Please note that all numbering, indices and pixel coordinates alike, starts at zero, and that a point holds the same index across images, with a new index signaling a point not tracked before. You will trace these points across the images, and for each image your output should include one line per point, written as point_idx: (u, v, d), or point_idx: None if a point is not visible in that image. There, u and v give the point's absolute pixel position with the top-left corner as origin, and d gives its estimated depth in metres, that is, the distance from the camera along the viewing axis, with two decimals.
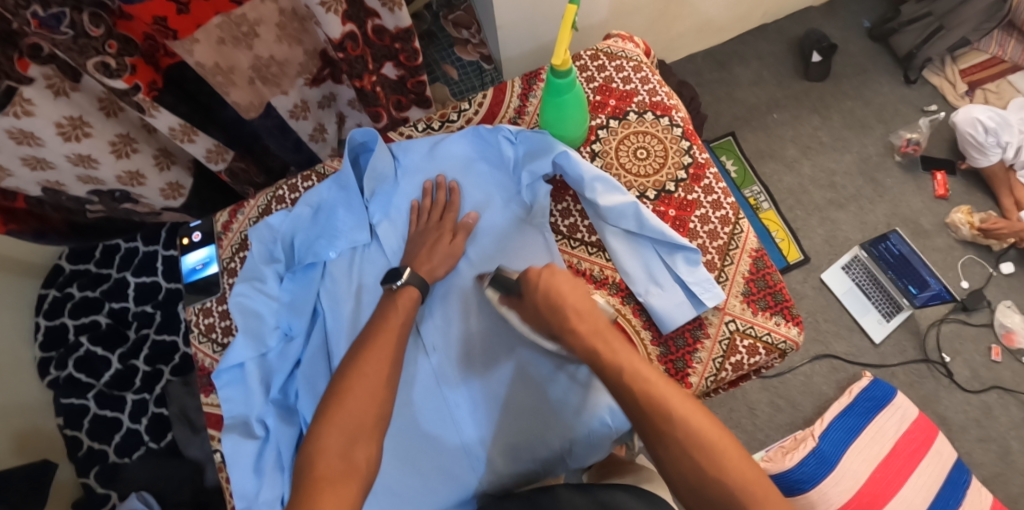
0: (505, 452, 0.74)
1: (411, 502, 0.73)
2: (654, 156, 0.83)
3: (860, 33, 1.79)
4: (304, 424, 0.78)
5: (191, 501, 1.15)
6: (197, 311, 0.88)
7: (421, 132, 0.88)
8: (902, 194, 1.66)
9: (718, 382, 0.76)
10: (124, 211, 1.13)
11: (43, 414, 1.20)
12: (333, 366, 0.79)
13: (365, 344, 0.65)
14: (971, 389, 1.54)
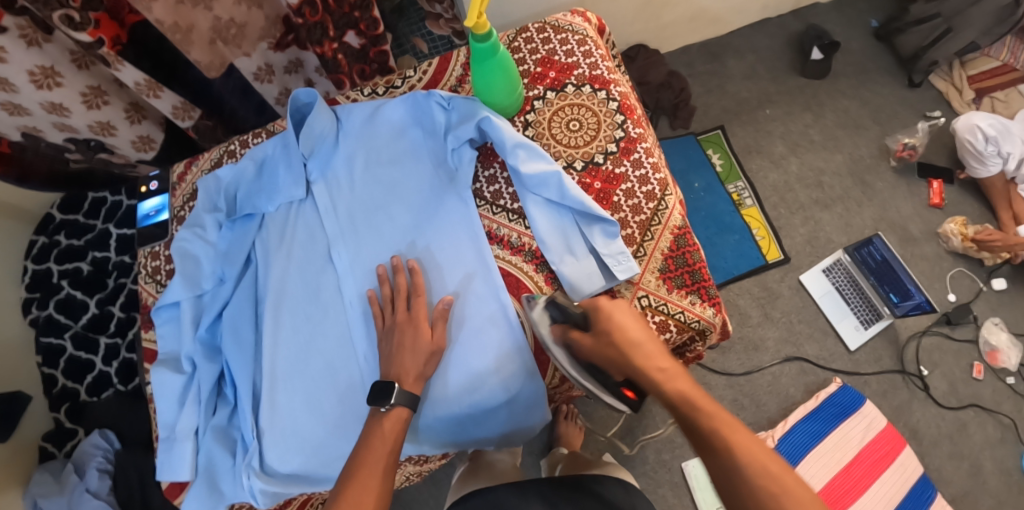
0: None
1: (312, 443, 0.76)
2: (587, 128, 0.83)
3: (866, 32, 1.75)
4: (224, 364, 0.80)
5: (148, 441, 1.21)
6: (148, 254, 0.93)
7: (366, 96, 0.90)
8: (892, 198, 1.61)
9: None
10: (102, 161, 1.19)
11: (22, 350, 1.28)
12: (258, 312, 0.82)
13: (359, 459, 0.66)
14: (947, 404, 1.48)
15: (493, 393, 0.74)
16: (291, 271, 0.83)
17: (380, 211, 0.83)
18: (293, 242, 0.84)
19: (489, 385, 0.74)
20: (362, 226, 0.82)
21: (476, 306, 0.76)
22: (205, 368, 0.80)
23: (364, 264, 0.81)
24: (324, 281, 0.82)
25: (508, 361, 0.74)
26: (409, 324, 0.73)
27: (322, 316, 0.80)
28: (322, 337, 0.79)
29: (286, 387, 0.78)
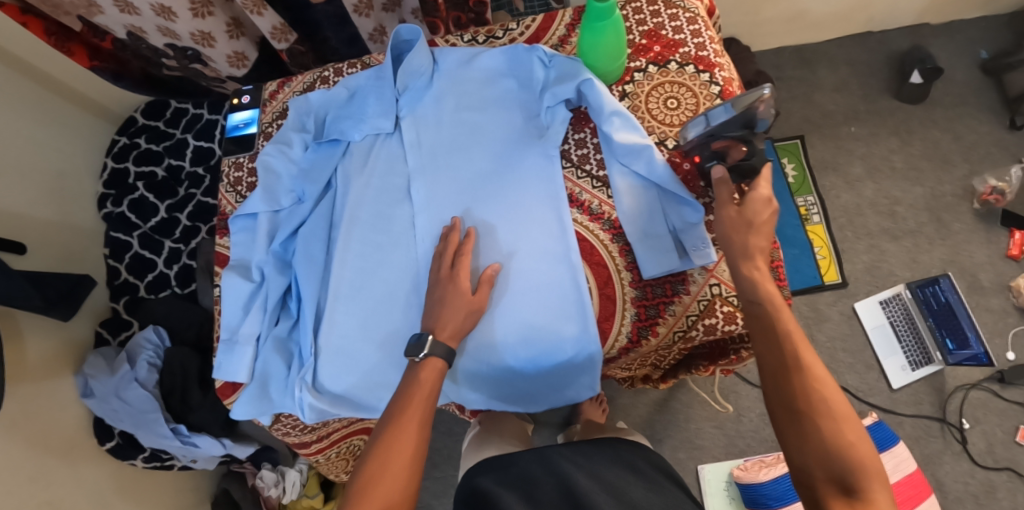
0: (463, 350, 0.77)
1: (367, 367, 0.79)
2: (684, 108, 0.82)
3: (973, 62, 1.64)
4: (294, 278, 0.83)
5: (193, 341, 1.26)
6: (232, 164, 0.96)
7: (465, 43, 0.90)
8: (966, 242, 1.54)
9: (686, 338, 0.77)
10: (194, 72, 1.23)
11: (93, 239, 1.34)
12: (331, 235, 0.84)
13: (399, 408, 0.66)
14: (982, 463, 1.43)
15: (548, 349, 0.75)
16: (368, 198, 0.85)
17: (463, 154, 0.84)
18: (373, 171, 0.86)
19: (545, 340, 0.75)
20: (443, 167, 0.83)
21: (542, 262, 0.77)
22: (274, 279, 0.83)
23: (439, 202, 0.82)
24: (398, 213, 0.84)
25: (569, 321, 0.75)
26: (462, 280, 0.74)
27: (392, 248, 0.83)
28: (390, 268, 0.82)
29: (349, 309, 0.81)
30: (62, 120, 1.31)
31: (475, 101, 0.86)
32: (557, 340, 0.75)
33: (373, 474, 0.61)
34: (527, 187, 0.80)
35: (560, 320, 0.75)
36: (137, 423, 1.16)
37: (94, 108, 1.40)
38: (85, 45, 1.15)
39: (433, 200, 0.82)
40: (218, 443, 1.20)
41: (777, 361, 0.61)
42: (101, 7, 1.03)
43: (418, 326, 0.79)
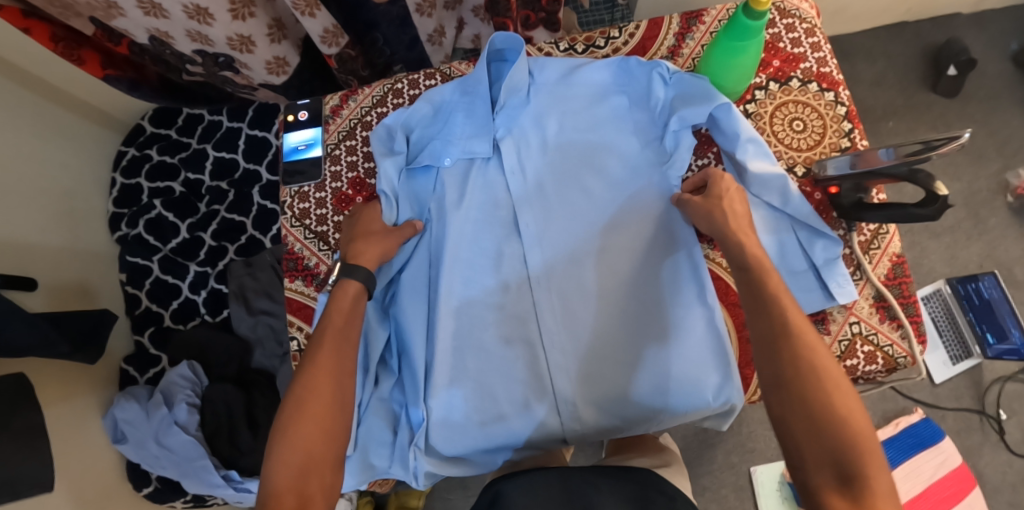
0: (592, 402, 0.72)
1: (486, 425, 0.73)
2: (811, 130, 0.77)
3: (1005, 55, 1.64)
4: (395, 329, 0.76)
5: (234, 376, 1.16)
6: (294, 194, 0.85)
7: (562, 52, 0.83)
8: (1003, 237, 1.55)
9: None
10: (221, 79, 1.07)
11: (108, 265, 1.21)
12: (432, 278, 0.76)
13: (302, 390, 0.62)
14: (1018, 452, 1.47)
15: (686, 395, 0.70)
16: (469, 235, 0.77)
17: (573, 182, 0.77)
18: (474, 201, 0.78)
19: (682, 385, 0.70)
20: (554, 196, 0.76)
21: (673, 302, 0.72)
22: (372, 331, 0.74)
23: (553, 237, 0.76)
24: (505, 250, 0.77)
25: (710, 370, 0.70)
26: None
27: (502, 291, 0.76)
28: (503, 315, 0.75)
29: (461, 361, 0.74)
30: (65, 131, 1.17)
31: (582, 119, 0.78)
32: (696, 384, 0.70)
33: (290, 407, 0.61)
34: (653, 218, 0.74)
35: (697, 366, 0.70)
36: (181, 470, 1.06)
37: (97, 116, 1.25)
38: (98, 51, 1.00)
39: (546, 239, 0.76)
40: None
41: (765, 326, 0.58)
42: (122, 9, 0.85)
43: (539, 375, 0.73)
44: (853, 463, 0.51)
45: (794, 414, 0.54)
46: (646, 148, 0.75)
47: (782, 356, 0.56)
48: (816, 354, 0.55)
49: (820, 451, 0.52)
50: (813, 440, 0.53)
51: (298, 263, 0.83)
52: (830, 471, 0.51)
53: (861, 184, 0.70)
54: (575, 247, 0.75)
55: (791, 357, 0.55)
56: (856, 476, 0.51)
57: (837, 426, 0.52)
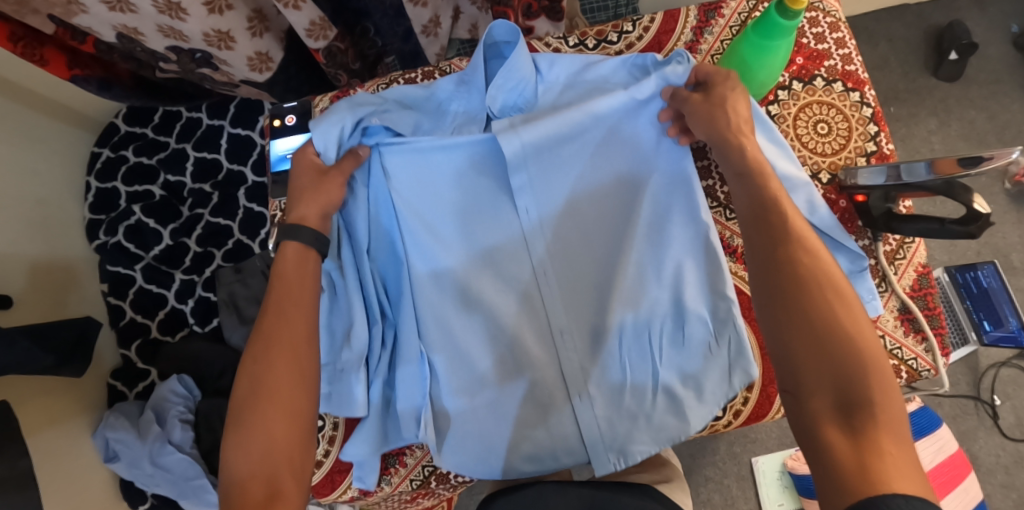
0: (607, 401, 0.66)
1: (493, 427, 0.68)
2: (837, 133, 0.73)
3: (1006, 37, 1.62)
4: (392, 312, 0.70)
5: (230, 391, 1.12)
6: (284, 207, 0.80)
7: (571, 48, 0.76)
8: (1000, 223, 1.56)
9: None
10: (198, 75, 1.00)
11: (88, 275, 1.15)
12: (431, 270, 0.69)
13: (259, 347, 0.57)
14: (1011, 436, 1.50)
15: (699, 392, 0.65)
16: (467, 225, 0.70)
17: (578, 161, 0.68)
18: (469, 179, 0.70)
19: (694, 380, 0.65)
20: (553, 175, 0.68)
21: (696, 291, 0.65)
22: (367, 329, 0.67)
23: (560, 226, 0.69)
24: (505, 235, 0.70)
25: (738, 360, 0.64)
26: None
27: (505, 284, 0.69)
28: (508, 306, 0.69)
29: (463, 360, 0.68)
30: (36, 134, 1.09)
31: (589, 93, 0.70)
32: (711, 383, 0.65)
33: (246, 389, 0.55)
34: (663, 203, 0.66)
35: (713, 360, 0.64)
36: (179, 490, 1.03)
37: (70, 117, 1.17)
38: (62, 48, 0.91)
39: (555, 225, 0.69)
40: None
41: (774, 235, 0.52)
42: (84, 4, 0.77)
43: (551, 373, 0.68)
44: (858, 386, 0.44)
45: (795, 330, 0.47)
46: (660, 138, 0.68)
47: (786, 267, 0.50)
48: (825, 270, 0.49)
49: (823, 370, 0.46)
50: (815, 357, 0.46)
51: None
52: (831, 393, 0.45)
53: (891, 194, 0.66)
54: (587, 236, 0.69)
55: (792, 270, 0.49)
56: (861, 403, 0.44)
57: (846, 347, 0.46)
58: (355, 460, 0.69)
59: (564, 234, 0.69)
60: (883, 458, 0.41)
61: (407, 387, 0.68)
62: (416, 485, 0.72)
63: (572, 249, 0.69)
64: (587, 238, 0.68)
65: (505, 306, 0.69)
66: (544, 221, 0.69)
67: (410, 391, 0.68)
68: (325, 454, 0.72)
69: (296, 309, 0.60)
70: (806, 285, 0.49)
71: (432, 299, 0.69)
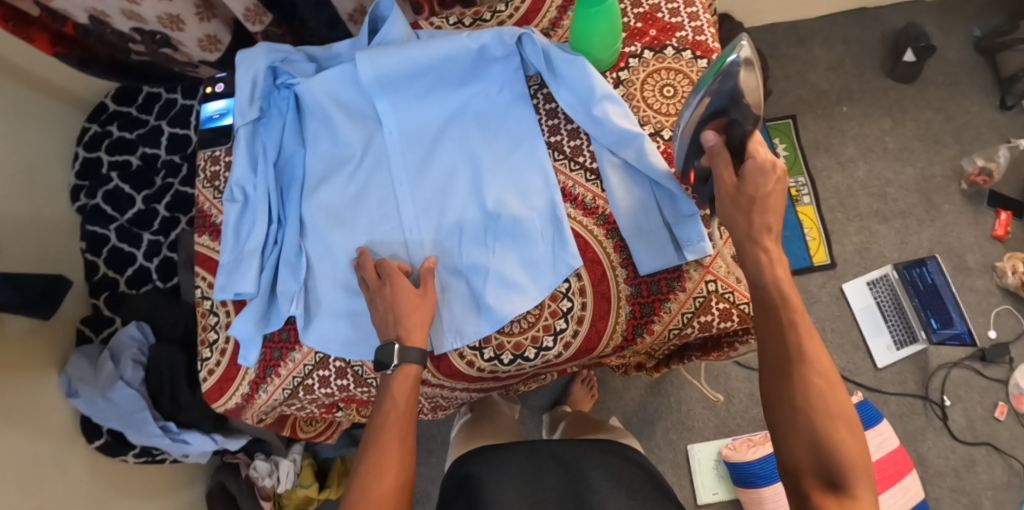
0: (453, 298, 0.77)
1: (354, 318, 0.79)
2: (681, 96, 0.81)
3: (968, 41, 1.62)
4: (281, 222, 0.82)
5: (180, 339, 1.24)
6: (207, 158, 0.91)
7: (451, 26, 0.87)
8: (955, 223, 1.55)
9: (682, 336, 0.76)
10: (164, 57, 1.12)
11: (69, 234, 1.29)
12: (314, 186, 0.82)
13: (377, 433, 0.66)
14: (962, 438, 1.47)
15: (523, 289, 0.74)
16: (346, 153, 0.82)
17: (432, 95, 0.80)
18: (344, 109, 0.82)
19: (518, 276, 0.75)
20: (413, 108, 0.81)
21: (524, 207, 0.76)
22: (259, 229, 0.80)
23: (421, 154, 0.81)
24: (372, 155, 0.81)
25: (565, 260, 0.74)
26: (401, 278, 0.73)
27: (373, 200, 0.81)
28: (373, 217, 0.80)
29: (332, 260, 0.80)
30: (28, 109, 1.24)
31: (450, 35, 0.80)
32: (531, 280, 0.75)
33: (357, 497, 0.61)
34: (504, 133, 0.79)
35: (534, 259, 0.75)
36: (124, 423, 1.14)
37: (59, 94, 1.31)
38: (47, 30, 1.04)
39: (416, 153, 0.81)
40: (210, 438, 1.19)
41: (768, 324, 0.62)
42: None
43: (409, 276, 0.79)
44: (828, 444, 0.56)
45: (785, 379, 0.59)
46: (512, 83, 0.79)
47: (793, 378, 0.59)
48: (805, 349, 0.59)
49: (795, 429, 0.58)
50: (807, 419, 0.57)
51: (207, 220, 0.88)
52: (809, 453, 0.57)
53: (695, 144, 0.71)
54: (442, 162, 0.80)
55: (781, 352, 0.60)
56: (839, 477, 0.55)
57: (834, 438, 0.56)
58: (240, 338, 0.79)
59: (421, 153, 0.81)
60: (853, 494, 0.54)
61: (286, 275, 0.80)
62: (289, 394, 0.81)
63: (425, 167, 0.80)
64: (444, 167, 0.80)
65: (372, 214, 0.81)
66: (407, 144, 0.81)
67: (288, 279, 0.79)
68: (217, 363, 0.83)
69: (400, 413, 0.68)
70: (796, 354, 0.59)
71: (312, 211, 0.81)
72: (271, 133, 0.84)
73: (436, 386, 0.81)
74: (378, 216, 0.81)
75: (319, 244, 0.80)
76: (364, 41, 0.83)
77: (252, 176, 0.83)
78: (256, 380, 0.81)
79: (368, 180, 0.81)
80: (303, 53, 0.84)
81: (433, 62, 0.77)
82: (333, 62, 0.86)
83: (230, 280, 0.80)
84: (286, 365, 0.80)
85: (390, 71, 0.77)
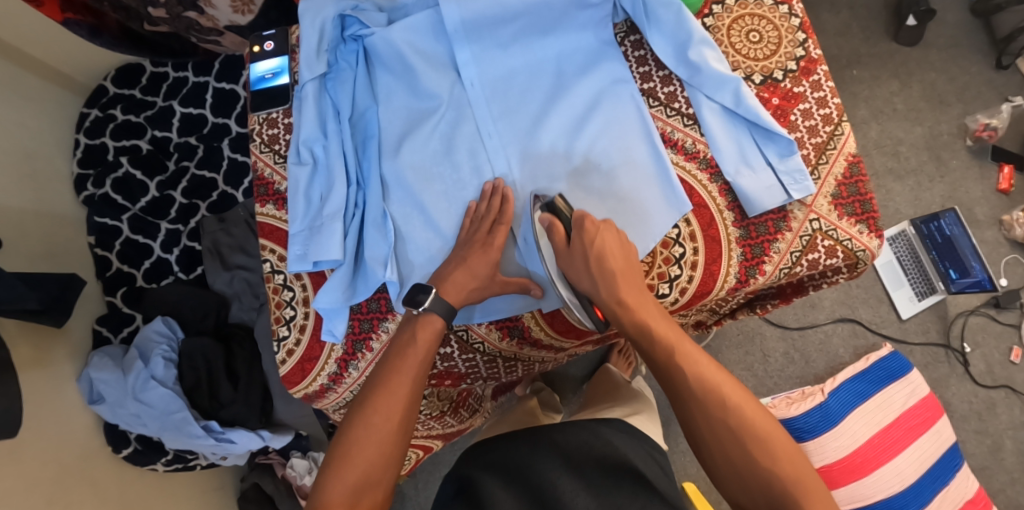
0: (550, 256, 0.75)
1: None
2: (767, 41, 0.80)
3: (963, 4, 1.68)
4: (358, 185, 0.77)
5: (213, 331, 1.16)
6: (262, 121, 0.83)
7: None
8: (963, 178, 1.60)
9: (790, 276, 0.76)
10: (186, 23, 1.02)
11: (76, 229, 1.18)
12: (393, 145, 0.77)
13: (388, 373, 0.65)
14: (982, 383, 1.53)
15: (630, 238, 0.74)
16: (427, 110, 0.78)
17: (518, 42, 0.76)
18: (423, 59, 0.77)
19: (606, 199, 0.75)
20: (496, 58, 0.76)
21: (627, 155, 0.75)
22: (340, 192, 0.74)
23: (506, 108, 0.77)
24: (455, 106, 0.77)
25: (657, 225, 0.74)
26: (483, 243, 0.70)
27: (459, 157, 0.76)
28: (461, 174, 0.76)
29: (421, 222, 0.76)
30: (23, 92, 1.13)
31: None
32: (629, 223, 0.74)
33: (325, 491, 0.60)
34: (594, 79, 0.76)
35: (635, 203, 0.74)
36: (161, 425, 1.06)
37: (55, 78, 1.20)
38: None
39: (500, 107, 0.77)
40: (256, 435, 1.11)
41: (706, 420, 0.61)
42: None
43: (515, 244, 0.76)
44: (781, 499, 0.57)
45: (721, 458, 0.60)
46: (601, 28, 0.76)
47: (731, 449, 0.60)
48: (759, 430, 0.59)
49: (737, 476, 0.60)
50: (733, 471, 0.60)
51: (269, 187, 0.81)
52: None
53: None
54: (530, 115, 0.77)
55: (704, 440, 0.61)
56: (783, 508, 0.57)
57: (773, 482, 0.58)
58: (326, 309, 0.73)
59: (507, 103, 0.77)
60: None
61: (374, 238, 0.75)
62: None
63: (515, 118, 0.77)
64: (533, 120, 0.77)
65: (459, 172, 0.76)
66: (490, 96, 0.77)
67: (376, 242, 0.74)
68: (297, 342, 0.77)
69: (413, 361, 0.66)
70: (740, 430, 0.59)
71: (396, 171, 0.76)
72: (341, 87, 0.77)
73: (544, 348, 0.78)
74: (469, 172, 0.76)
75: (405, 203, 0.76)
76: None
77: (321, 136, 0.76)
78: (344, 357, 0.76)
79: (452, 133, 0.77)
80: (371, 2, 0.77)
81: (525, 5, 0.73)
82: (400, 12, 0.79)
83: (309, 249, 0.74)
84: (378, 337, 0.75)
85: (477, 16, 0.73)
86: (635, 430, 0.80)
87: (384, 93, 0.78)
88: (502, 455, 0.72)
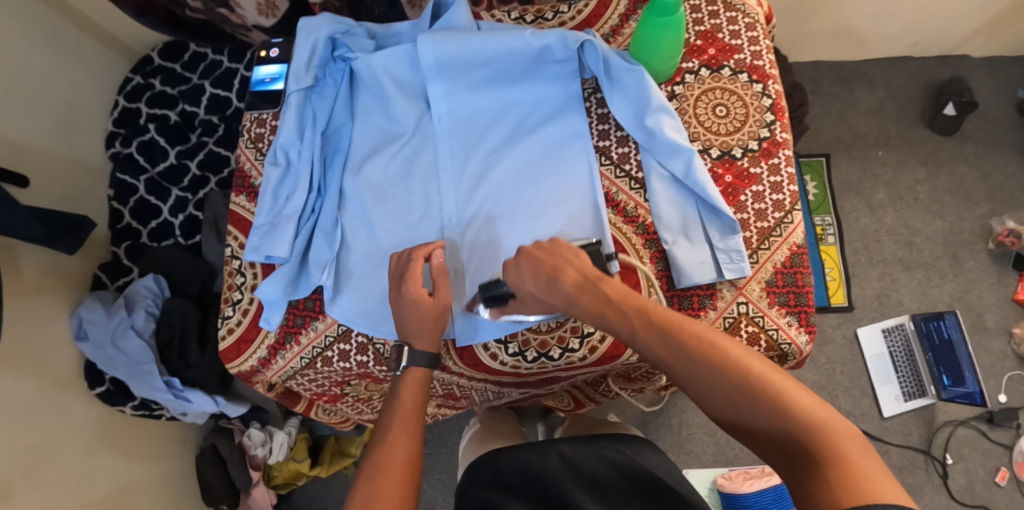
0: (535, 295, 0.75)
1: (378, 301, 0.79)
2: (733, 116, 0.81)
3: (1011, 101, 1.61)
4: (320, 192, 0.82)
5: (196, 296, 1.24)
6: (254, 120, 0.90)
7: (511, 20, 0.86)
8: (978, 280, 1.53)
9: None
10: (219, 16, 1.12)
11: (98, 179, 1.29)
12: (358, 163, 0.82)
13: (383, 431, 0.65)
14: (961, 500, 1.42)
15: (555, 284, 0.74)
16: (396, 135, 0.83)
17: (488, 86, 0.81)
18: (398, 87, 0.83)
19: None
20: (467, 98, 0.81)
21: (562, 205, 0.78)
22: (300, 197, 0.79)
23: (466, 144, 0.81)
24: (420, 134, 0.82)
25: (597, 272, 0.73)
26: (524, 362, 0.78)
27: (415, 184, 0.81)
28: (413, 199, 0.81)
29: (366, 237, 0.81)
30: (77, 50, 1.25)
31: (512, 29, 0.80)
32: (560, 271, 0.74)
33: None
34: (555, 130, 0.80)
35: None
36: (130, 372, 1.14)
37: (108, 42, 1.33)
38: None
39: (460, 143, 0.81)
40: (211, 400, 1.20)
41: (714, 392, 0.55)
42: None
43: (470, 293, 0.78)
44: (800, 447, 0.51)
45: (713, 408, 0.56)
46: (567, 84, 0.80)
47: (729, 405, 0.55)
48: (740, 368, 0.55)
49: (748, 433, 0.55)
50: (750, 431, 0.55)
51: (246, 180, 0.88)
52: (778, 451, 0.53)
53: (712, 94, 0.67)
54: (486, 155, 0.81)
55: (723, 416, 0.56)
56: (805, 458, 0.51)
57: (789, 426, 0.52)
58: (266, 300, 0.79)
59: (469, 141, 0.81)
60: (867, 494, 0.47)
61: (321, 244, 0.80)
62: (306, 363, 0.82)
63: (474, 155, 0.81)
64: (488, 160, 0.81)
65: (411, 196, 0.81)
66: (454, 131, 0.81)
67: (322, 248, 0.80)
68: (238, 323, 0.82)
69: (405, 426, 0.65)
70: (719, 379, 0.55)
71: (355, 187, 0.81)
72: (322, 102, 0.82)
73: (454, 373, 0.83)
74: (421, 199, 0.81)
75: (356, 217, 0.81)
76: (426, 24, 0.83)
77: (297, 141, 0.81)
78: (275, 346, 0.82)
79: (413, 160, 0.82)
80: (363, 29, 0.83)
81: (495, 54, 0.77)
82: (391, 41, 0.85)
83: (263, 244, 0.79)
84: (307, 334, 0.81)
85: (452, 57, 0.77)
86: (649, 442, 0.83)
87: (361, 111, 0.84)
88: (518, 475, 0.75)
